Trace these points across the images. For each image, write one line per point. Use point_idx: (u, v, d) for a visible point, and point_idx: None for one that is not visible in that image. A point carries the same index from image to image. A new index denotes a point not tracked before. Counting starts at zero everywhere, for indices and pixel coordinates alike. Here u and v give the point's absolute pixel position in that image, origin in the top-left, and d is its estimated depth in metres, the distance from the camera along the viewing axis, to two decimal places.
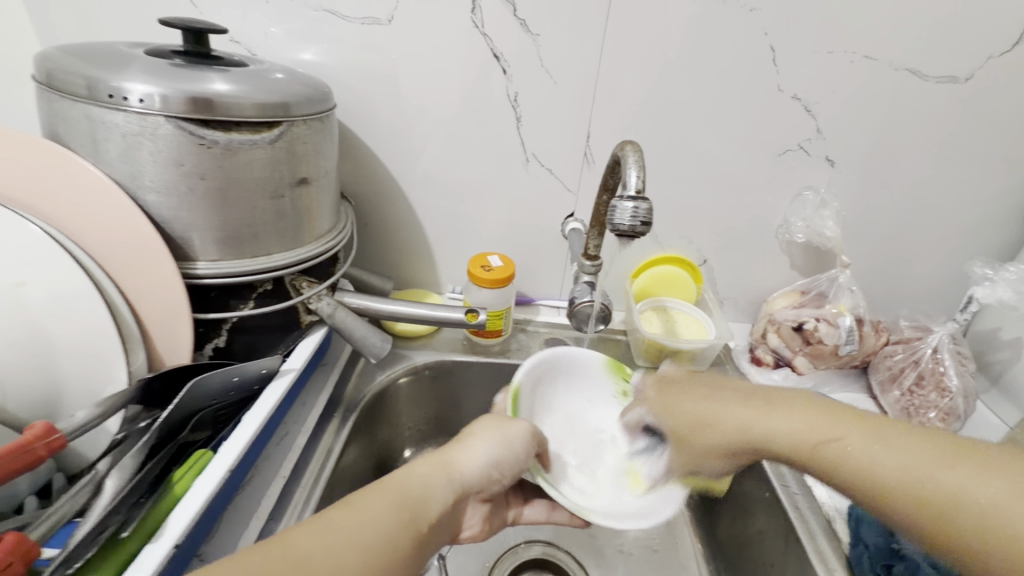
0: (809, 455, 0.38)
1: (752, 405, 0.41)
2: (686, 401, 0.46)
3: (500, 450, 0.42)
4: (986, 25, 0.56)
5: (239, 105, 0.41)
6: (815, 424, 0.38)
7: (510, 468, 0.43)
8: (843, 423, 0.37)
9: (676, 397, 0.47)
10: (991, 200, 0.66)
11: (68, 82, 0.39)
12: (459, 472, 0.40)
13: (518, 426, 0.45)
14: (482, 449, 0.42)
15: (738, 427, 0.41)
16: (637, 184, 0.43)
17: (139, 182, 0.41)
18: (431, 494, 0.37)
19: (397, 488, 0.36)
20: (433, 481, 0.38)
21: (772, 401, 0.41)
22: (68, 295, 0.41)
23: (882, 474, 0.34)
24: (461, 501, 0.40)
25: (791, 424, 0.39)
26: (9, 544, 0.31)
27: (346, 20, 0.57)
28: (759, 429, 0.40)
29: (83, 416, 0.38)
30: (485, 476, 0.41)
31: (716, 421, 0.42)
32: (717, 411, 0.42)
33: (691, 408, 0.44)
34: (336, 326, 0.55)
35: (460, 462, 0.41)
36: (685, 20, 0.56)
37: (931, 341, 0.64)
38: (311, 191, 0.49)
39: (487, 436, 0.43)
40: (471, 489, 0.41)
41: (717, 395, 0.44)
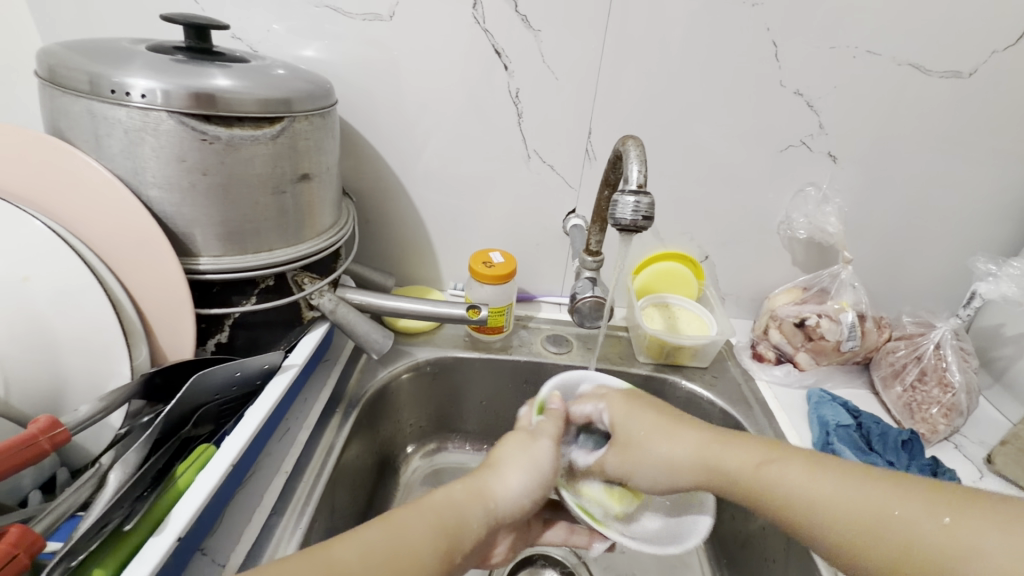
0: (779, 501, 0.36)
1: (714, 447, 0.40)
2: (634, 420, 0.45)
3: (530, 473, 0.41)
4: (990, 18, 0.56)
5: (241, 101, 0.41)
6: (781, 473, 0.37)
7: (541, 491, 0.42)
8: (815, 474, 0.36)
9: (627, 403, 0.47)
10: (995, 196, 0.66)
11: (70, 78, 0.40)
12: (493, 502, 0.39)
13: (546, 444, 0.43)
14: (514, 474, 0.41)
15: (700, 463, 0.40)
16: (639, 178, 0.43)
17: (141, 178, 0.42)
18: (462, 520, 0.36)
19: (432, 514, 0.36)
20: (463, 504, 0.38)
21: (737, 444, 0.40)
22: (72, 291, 0.41)
23: (855, 520, 0.33)
24: (493, 530, 0.39)
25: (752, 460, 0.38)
26: (14, 536, 0.31)
27: (348, 16, 0.57)
28: (719, 461, 0.40)
29: (86, 410, 0.39)
30: (519, 503, 0.40)
31: (665, 453, 0.42)
32: (665, 444, 0.42)
33: (643, 424, 0.44)
34: (338, 322, 0.55)
35: (494, 488, 0.39)
36: (687, 14, 0.56)
37: (934, 336, 0.64)
38: (313, 187, 0.49)
39: (519, 461, 0.41)
40: (503, 516, 0.39)
41: (666, 427, 0.43)
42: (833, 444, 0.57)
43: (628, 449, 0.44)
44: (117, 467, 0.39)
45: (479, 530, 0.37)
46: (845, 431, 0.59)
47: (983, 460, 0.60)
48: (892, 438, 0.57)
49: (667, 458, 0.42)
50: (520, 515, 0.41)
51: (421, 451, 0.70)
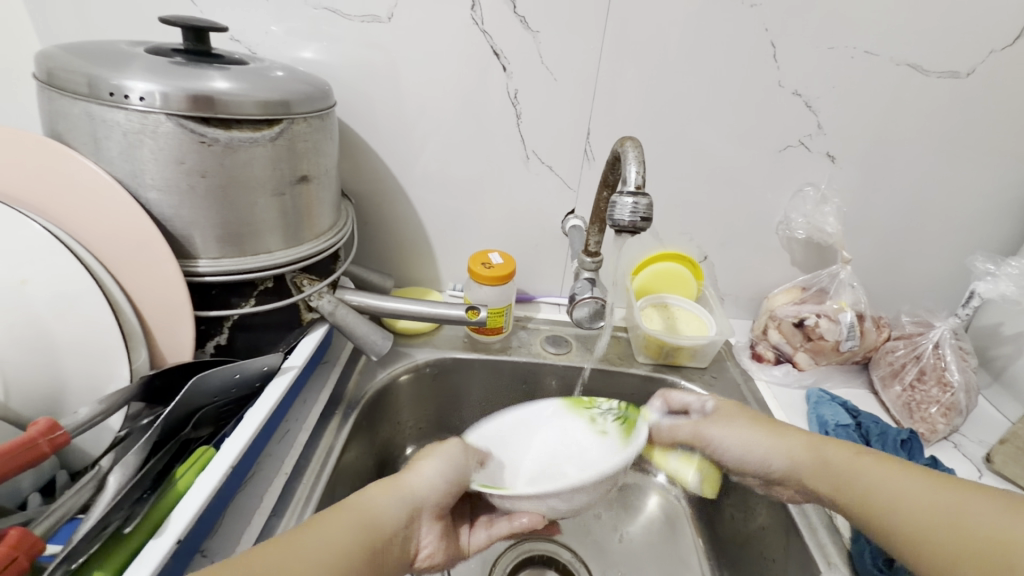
0: (860, 499, 0.42)
1: (856, 461, 0.44)
2: (733, 433, 0.50)
3: (441, 464, 0.43)
4: (987, 18, 0.56)
5: (240, 103, 0.41)
6: (882, 477, 0.42)
7: (459, 483, 0.43)
8: (901, 478, 0.41)
9: (722, 419, 0.51)
10: (993, 195, 0.66)
11: (69, 80, 0.40)
12: (406, 495, 0.41)
13: (454, 445, 0.45)
14: (422, 465, 0.43)
15: (822, 460, 0.46)
16: (638, 179, 0.43)
17: (140, 180, 0.42)
18: (381, 513, 0.39)
19: (361, 519, 0.38)
20: (385, 500, 0.40)
21: (842, 450, 0.45)
22: (71, 294, 0.41)
23: (907, 520, 0.39)
24: (413, 523, 0.41)
25: (851, 453, 0.45)
26: (14, 539, 0.31)
27: (347, 17, 0.57)
28: (826, 448, 0.46)
29: (86, 413, 0.39)
30: (433, 493, 0.42)
31: (789, 454, 0.47)
32: (779, 446, 0.48)
33: (733, 437, 0.50)
34: (337, 323, 0.55)
35: (404, 480, 0.42)
36: (685, 15, 0.56)
37: (932, 336, 0.64)
38: (312, 189, 0.49)
39: (426, 457, 0.44)
40: (423, 503, 0.41)
41: (760, 437, 0.49)
42: None
43: (751, 459, 0.49)
44: (117, 470, 0.39)
45: (398, 521, 0.40)
46: (845, 431, 0.58)
47: (983, 459, 0.60)
48: (891, 437, 0.57)
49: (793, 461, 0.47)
50: (438, 505, 0.42)
51: (420, 452, 0.70)
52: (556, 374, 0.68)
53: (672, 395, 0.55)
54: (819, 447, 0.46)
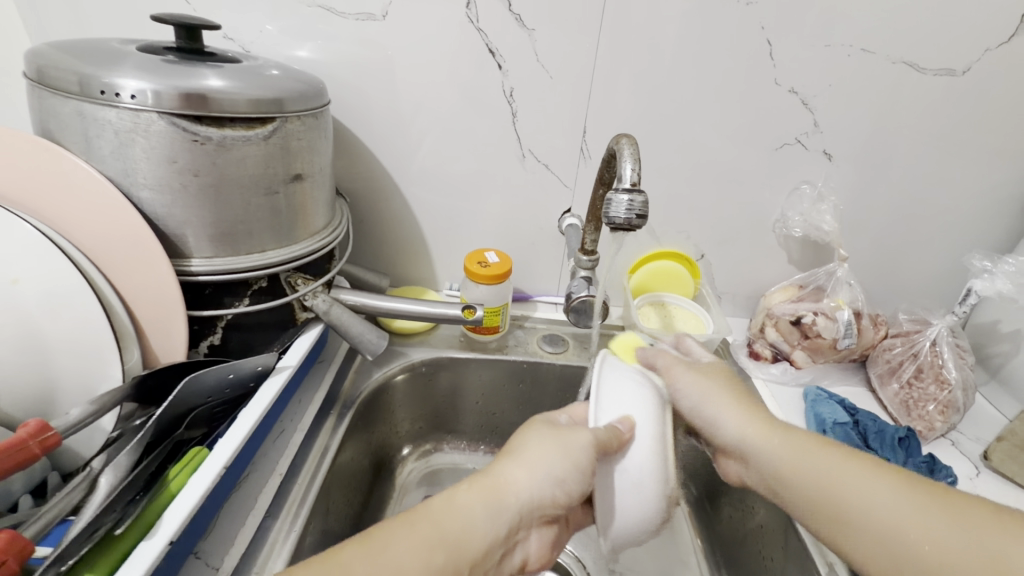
0: (823, 491, 0.39)
1: (813, 452, 0.41)
2: (705, 402, 0.46)
3: (562, 464, 0.37)
4: (983, 14, 0.56)
5: (232, 101, 0.40)
6: (854, 478, 0.39)
7: (576, 485, 0.37)
8: (869, 475, 0.39)
9: (698, 375, 0.48)
10: (989, 193, 0.66)
11: (59, 78, 0.39)
12: (509, 493, 0.36)
13: (580, 437, 0.37)
14: (538, 464, 0.37)
15: (784, 454, 0.42)
16: (632, 177, 0.43)
17: (131, 178, 0.41)
18: (472, 532, 0.34)
19: (445, 531, 0.33)
20: (480, 516, 0.35)
21: (808, 439, 0.42)
22: (62, 294, 0.41)
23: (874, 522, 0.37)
24: (517, 526, 0.36)
25: (836, 462, 0.40)
26: (2, 542, 0.30)
27: (341, 16, 0.57)
28: (807, 453, 0.41)
29: (77, 414, 0.38)
30: (548, 494, 0.37)
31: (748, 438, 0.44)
32: (739, 422, 0.45)
33: (698, 395, 0.47)
34: (333, 323, 0.55)
35: (514, 482, 0.37)
36: (681, 13, 0.56)
37: (930, 333, 0.64)
38: (306, 188, 0.49)
39: (543, 458, 0.38)
40: (531, 513, 0.37)
41: (721, 405, 0.46)
42: None
43: (705, 417, 0.46)
44: (108, 471, 0.38)
45: (497, 540, 0.35)
46: (843, 429, 0.58)
47: (980, 457, 0.60)
48: (889, 435, 0.57)
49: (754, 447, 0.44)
50: (550, 508, 0.37)
51: (416, 453, 0.70)
52: (553, 373, 0.68)
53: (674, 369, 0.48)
54: (785, 434, 0.43)
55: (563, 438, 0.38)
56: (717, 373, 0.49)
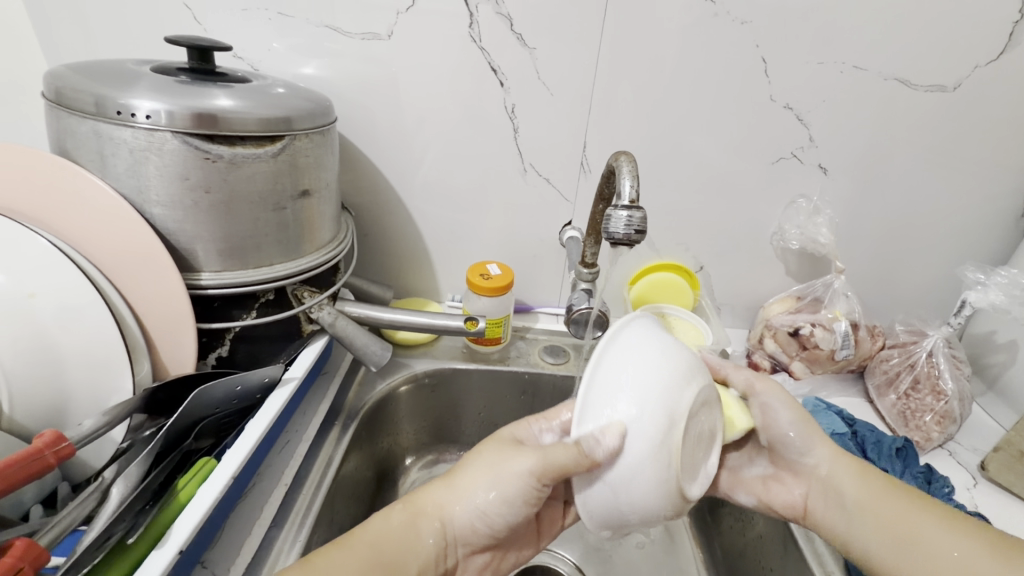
0: (885, 518, 0.43)
1: (881, 494, 0.45)
2: (799, 410, 0.50)
3: (489, 495, 0.40)
4: (972, 33, 0.58)
5: (243, 120, 0.42)
6: (928, 522, 0.42)
7: (502, 517, 0.41)
8: (935, 518, 0.42)
9: (788, 400, 0.50)
10: (982, 206, 0.67)
11: (77, 99, 0.41)
12: (439, 518, 0.41)
13: (517, 465, 0.40)
14: (468, 490, 0.41)
15: (835, 484, 0.47)
16: (631, 193, 0.44)
17: (145, 196, 0.42)
18: (403, 553, 0.39)
19: (372, 546, 0.38)
20: (410, 537, 0.40)
21: (863, 468, 0.47)
22: (75, 306, 0.42)
23: (933, 550, 0.41)
24: (449, 545, 0.41)
25: (885, 491, 0.45)
26: (19, 549, 0.31)
27: (347, 35, 0.58)
28: (867, 488, 0.46)
29: (90, 424, 0.39)
30: (474, 523, 0.41)
31: (813, 457, 0.49)
32: (818, 451, 0.49)
33: (783, 412, 0.49)
34: (337, 335, 0.56)
35: (445, 506, 0.41)
36: (678, 32, 0.58)
37: (926, 345, 0.65)
38: (313, 203, 0.50)
39: (478, 484, 0.41)
40: (458, 537, 0.42)
41: (810, 436, 0.49)
42: None
43: (795, 443, 0.49)
44: (120, 481, 0.39)
45: (430, 560, 0.40)
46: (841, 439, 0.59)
47: (977, 467, 0.61)
48: (886, 444, 0.58)
49: (823, 465, 0.48)
50: (481, 533, 0.42)
51: (419, 462, 0.70)
52: (554, 384, 0.69)
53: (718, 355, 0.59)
54: (853, 464, 0.48)
55: (505, 462, 0.41)
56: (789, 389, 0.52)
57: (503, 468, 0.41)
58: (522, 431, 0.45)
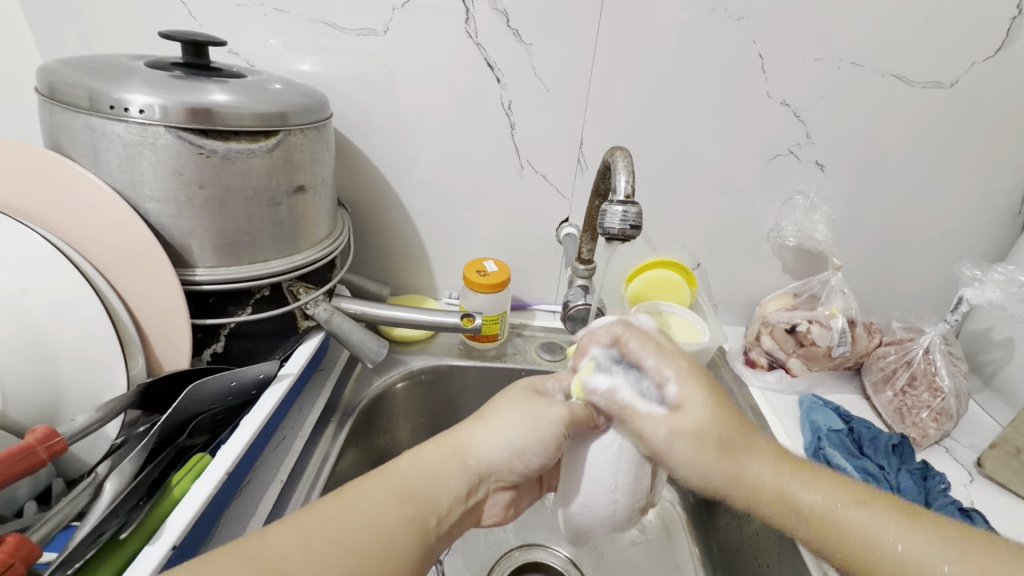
0: (838, 533, 0.35)
1: (797, 471, 0.37)
2: (696, 451, 0.36)
3: (526, 434, 0.38)
4: (969, 30, 0.57)
5: (237, 116, 0.41)
6: (868, 513, 0.35)
7: (535, 458, 0.38)
8: (891, 518, 0.35)
9: (697, 391, 0.38)
10: (979, 203, 0.67)
11: (70, 94, 0.40)
12: (472, 457, 0.37)
13: (552, 411, 0.39)
14: (503, 432, 0.38)
15: (792, 495, 0.36)
16: (626, 189, 0.44)
17: (139, 191, 0.42)
18: (440, 489, 0.34)
19: (406, 480, 0.34)
20: (445, 473, 0.35)
21: (808, 473, 0.37)
22: (69, 302, 0.42)
23: (915, 569, 0.33)
24: (478, 488, 0.36)
25: (839, 490, 0.37)
26: (11, 545, 0.31)
27: (343, 31, 0.58)
28: (799, 483, 0.37)
29: (82, 421, 0.39)
30: (508, 463, 0.37)
31: (747, 477, 0.37)
32: (748, 468, 0.37)
33: (687, 453, 0.37)
34: (333, 331, 0.56)
35: (478, 445, 0.37)
36: (674, 28, 0.58)
37: (923, 342, 0.65)
38: (309, 199, 0.50)
39: (511, 429, 0.38)
40: (492, 475, 0.37)
41: (733, 448, 0.37)
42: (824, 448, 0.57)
43: (708, 472, 0.37)
44: (113, 477, 0.39)
45: (460, 498, 0.35)
46: (837, 436, 0.59)
47: (974, 464, 0.61)
48: (882, 441, 0.58)
49: (750, 487, 0.37)
50: (509, 476, 0.38)
51: None
52: None
53: (629, 342, 0.41)
54: (784, 470, 0.37)
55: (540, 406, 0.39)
56: (709, 400, 0.38)
57: (537, 410, 0.39)
58: (539, 384, 0.43)
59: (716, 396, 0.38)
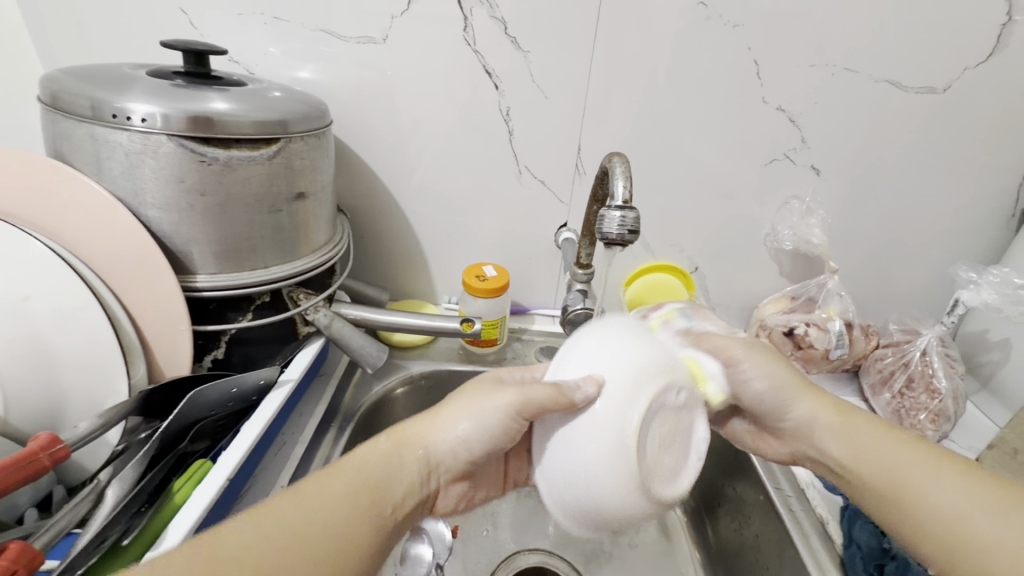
0: (865, 473, 0.39)
1: (845, 418, 0.41)
2: (781, 388, 0.44)
3: (474, 425, 0.38)
4: (962, 36, 0.58)
5: (239, 123, 0.42)
6: (897, 452, 0.38)
7: (488, 447, 0.38)
8: (932, 458, 0.37)
9: (760, 355, 0.44)
10: (973, 206, 0.68)
11: (72, 103, 0.41)
12: (424, 448, 0.37)
13: (499, 397, 0.38)
14: (453, 420, 0.38)
15: (843, 432, 0.41)
16: (624, 194, 0.44)
17: (140, 199, 0.43)
18: (390, 483, 0.34)
19: (358, 474, 0.34)
20: (397, 468, 0.36)
21: (858, 418, 0.41)
22: (72, 310, 0.42)
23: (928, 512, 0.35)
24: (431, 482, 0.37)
25: (888, 434, 0.40)
26: (14, 553, 0.31)
27: (342, 39, 0.59)
28: (856, 428, 0.40)
29: (85, 427, 0.39)
30: (458, 452, 0.38)
31: (801, 416, 0.43)
32: (804, 403, 0.43)
33: (767, 377, 0.44)
34: (334, 337, 0.56)
35: (428, 435, 0.38)
36: (670, 35, 0.58)
37: (920, 343, 0.65)
38: (309, 206, 0.51)
39: (466, 415, 0.38)
40: (442, 466, 0.38)
41: (791, 391, 0.44)
42: None
43: (776, 401, 0.44)
44: (115, 483, 0.39)
45: (413, 488, 0.36)
46: None
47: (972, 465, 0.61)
48: None
49: (811, 425, 0.43)
50: (461, 466, 0.39)
51: None
52: None
53: (708, 339, 0.44)
54: (839, 413, 0.42)
55: (493, 392, 0.38)
56: (774, 354, 0.45)
57: (488, 398, 0.38)
58: (504, 375, 0.44)
59: (784, 358, 0.45)
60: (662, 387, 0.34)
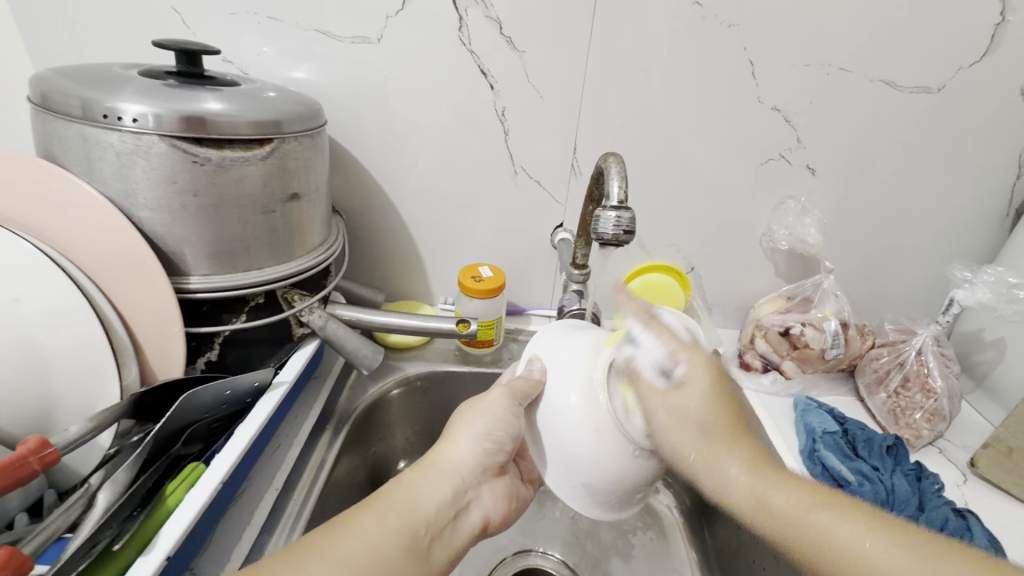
0: (800, 538, 0.33)
1: (765, 474, 0.35)
2: (682, 426, 0.36)
3: (484, 430, 0.42)
4: (956, 35, 0.58)
5: (232, 124, 0.42)
6: (828, 515, 0.32)
7: (501, 438, 0.42)
8: (855, 525, 0.31)
9: (677, 410, 0.36)
10: (968, 206, 0.68)
11: (63, 103, 0.40)
12: (444, 465, 0.41)
13: (492, 397, 0.42)
14: (465, 437, 0.43)
15: (763, 500, 0.34)
16: (620, 194, 0.44)
17: (132, 200, 0.42)
18: (419, 499, 0.38)
19: (387, 498, 0.38)
20: (427, 486, 0.40)
21: (778, 474, 0.35)
22: (62, 313, 0.42)
23: None
24: (464, 493, 0.41)
25: (809, 501, 0.33)
26: (2, 557, 0.31)
27: (337, 39, 0.58)
28: (773, 492, 0.34)
29: (76, 430, 0.39)
30: (479, 460, 0.42)
31: (725, 475, 0.36)
32: (723, 469, 0.36)
33: (672, 428, 0.36)
34: (328, 338, 0.55)
35: (448, 455, 0.42)
36: (665, 35, 0.58)
37: (915, 343, 0.65)
38: (303, 207, 0.50)
39: (475, 427, 0.42)
40: (468, 475, 0.42)
41: (710, 449, 0.36)
42: (819, 450, 0.57)
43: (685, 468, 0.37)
44: (106, 487, 0.39)
45: (446, 502, 0.40)
46: (832, 438, 0.59)
47: (967, 464, 0.61)
48: (876, 443, 0.58)
49: (723, 489, 0.36)
50: (486, 467, 0.43)
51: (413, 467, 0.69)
52: None
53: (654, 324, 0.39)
54: (759, 473, 0.35)
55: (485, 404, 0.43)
56: (702, 388, 0.38)
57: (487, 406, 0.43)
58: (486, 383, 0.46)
59: (716, 389, 0.38)
60: (601, 392, 0.36)
